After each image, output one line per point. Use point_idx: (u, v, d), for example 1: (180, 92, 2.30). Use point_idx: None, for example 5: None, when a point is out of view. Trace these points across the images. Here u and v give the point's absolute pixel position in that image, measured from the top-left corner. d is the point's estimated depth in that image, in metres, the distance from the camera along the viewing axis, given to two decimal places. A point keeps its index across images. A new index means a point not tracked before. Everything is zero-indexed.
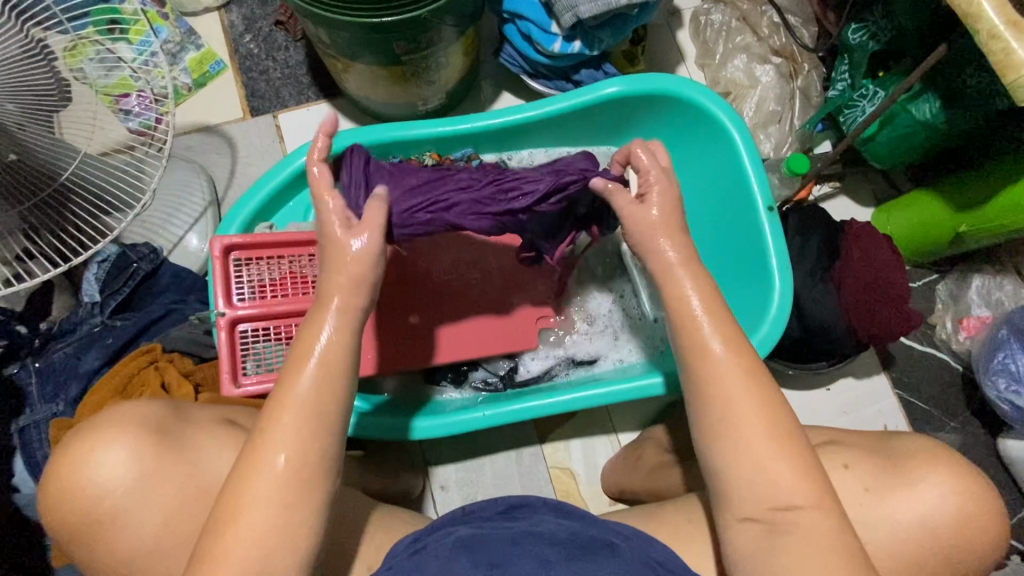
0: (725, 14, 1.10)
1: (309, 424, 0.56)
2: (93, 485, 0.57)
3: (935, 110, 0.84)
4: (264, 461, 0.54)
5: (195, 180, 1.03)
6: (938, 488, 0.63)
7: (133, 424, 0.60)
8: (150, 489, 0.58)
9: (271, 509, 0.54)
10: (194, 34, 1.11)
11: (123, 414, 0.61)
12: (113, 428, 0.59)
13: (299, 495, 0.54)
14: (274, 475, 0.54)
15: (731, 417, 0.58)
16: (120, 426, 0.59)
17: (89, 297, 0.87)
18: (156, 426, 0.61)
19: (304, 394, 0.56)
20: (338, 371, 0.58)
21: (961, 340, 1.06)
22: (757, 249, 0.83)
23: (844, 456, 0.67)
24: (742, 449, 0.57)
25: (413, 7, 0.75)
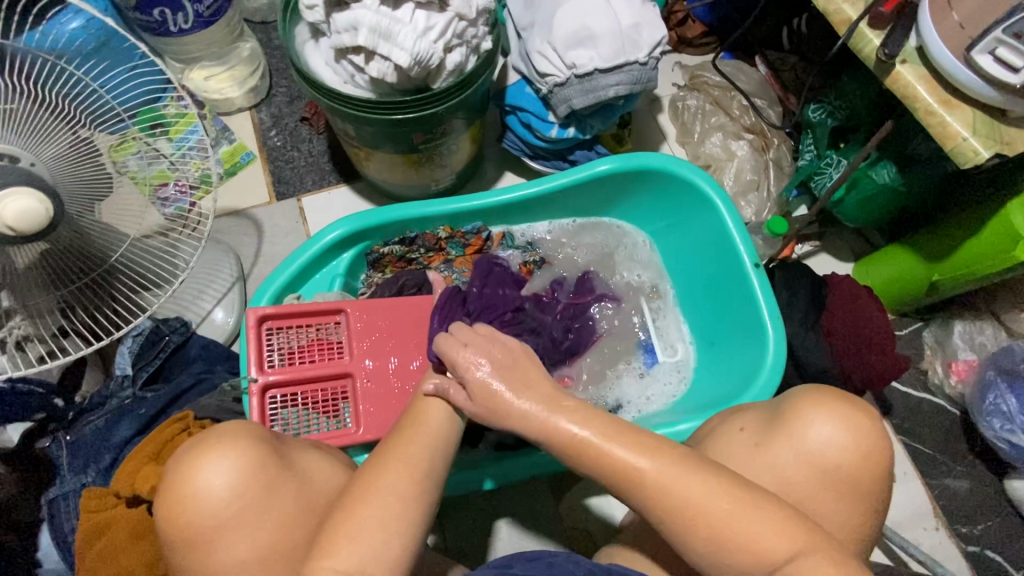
0: (699, 99, 1.25)
1: (428, 455, 0.63)
2: (203, 496, 0.58)
3: (892, 175, 0.95)
4: (389, 472, 0.60)
5: (225, 258, 1.11)
6: (819, 427, 0.66)
7: (249, 438, 0.62)
8: (260, 507, 0.59)
9: (391, 505, 0.58)
10: (228, 130, 1.24)
11: (237, 430, 0.63)
12: (226, 442, 0.60)
13: (407, 507, 0.59)
14: (397, 484, 0.60)
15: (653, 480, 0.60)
16: (233, 442, 0.61)
17: (120, 369, 0.91)
18: (268, 448, 0.62)
19: (431, 431, 0.66)
20: (451, 417, 0.68)
21: (953, 383, 1.11)
22: (750, 305, 0.91)
23: (741, 422, 0.73)
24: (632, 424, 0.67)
25: (427, 106, 0.85)
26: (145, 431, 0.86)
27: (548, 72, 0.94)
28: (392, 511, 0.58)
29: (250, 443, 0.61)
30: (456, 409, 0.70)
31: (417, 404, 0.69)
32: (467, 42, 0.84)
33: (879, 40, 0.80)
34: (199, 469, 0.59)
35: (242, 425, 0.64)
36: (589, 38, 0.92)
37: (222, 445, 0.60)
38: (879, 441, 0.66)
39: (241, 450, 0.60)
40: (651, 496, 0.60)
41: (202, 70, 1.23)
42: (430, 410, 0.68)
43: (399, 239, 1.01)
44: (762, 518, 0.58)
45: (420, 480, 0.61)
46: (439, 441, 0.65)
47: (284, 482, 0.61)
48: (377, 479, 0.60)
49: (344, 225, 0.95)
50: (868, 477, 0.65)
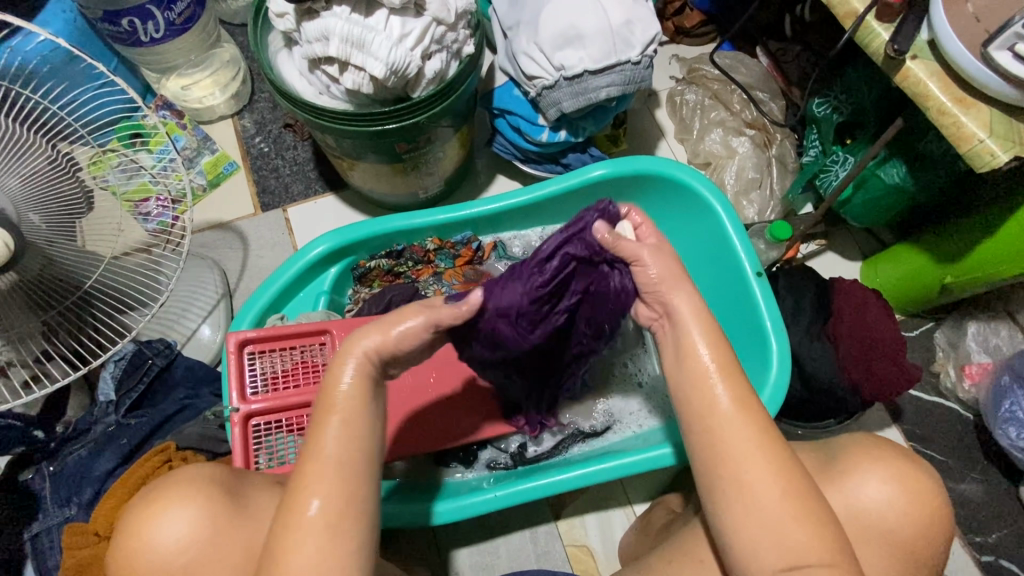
0: (698, 94, 1.19)
1: (344, 471, 0.56)
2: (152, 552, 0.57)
3: (902, 174, 0.90)
4: (302, 504, 0.55)
5: (209, 275, 1.08)
6: (880, 483, 0.64)
7: (194, 487, 0.60)
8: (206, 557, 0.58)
9: (314, 542, 0.54)
10: (210, 140, 1.19)
11: (191, 475, 0.61)
12: (165, 498, 0.59)
13: (337, 533, 0.54)
14: (314, 515, 0.54)
15: (741, 473, 0.58)
16: (170, 496, 0.59)
17: (104, 395, 0.89)
18: (216, 493, 0.60)
19: (335, 444, 0.57)
20: (367, 413, 0.59)
21: (966, 387, 1.07)
22: (753, 315, 0.87)
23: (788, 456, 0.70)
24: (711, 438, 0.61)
25: (410, 115, 0.81)
26: (129, 461, 0.84)
27: (536, 75, 0.89)
28: (328, 549, 0.54)
29: (197, 493, 0.59)
30: (370, 406, 0.59)
31: (321, 405, 0.59)
32: (446, 47, 0.79)
33: (889, 33, 0.74)
34: (150, 523, 0.58)
35: (195, 472, 0.62)
36: (577, 38, 0.87)
37: (162, 500, 0.59)
38: (936, 497, 0.64)
39: (180, 504, 0.58)
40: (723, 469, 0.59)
41: (180, 78, 1.19)
42: (335, 417, 0.58)
43: (385, 252, 0.97)
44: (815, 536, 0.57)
45: (342, 492, 0.56)
46: (350, 453, 0.57)
47: (229, 532, 0.59)
48: (297, 507, 0.55)
49: (327, 240, 0.92)
50: (922, 532, 0.64)
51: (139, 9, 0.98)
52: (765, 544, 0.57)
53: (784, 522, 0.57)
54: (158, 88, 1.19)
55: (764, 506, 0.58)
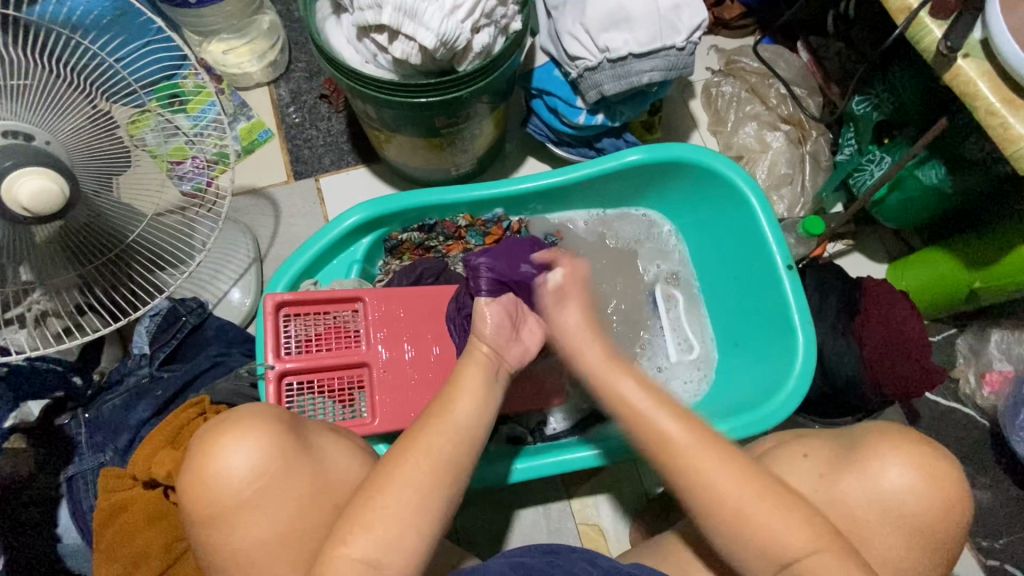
0: (735, 86, 1.19)
1: (455, 441, 0.62)
2: (223, 475, 0.58)
3: (941, 175, 0.89)
4: (414, 457, 0.59)
5: (242, 239, 1.10)
6: (897, 471, 0.64)
7: (269, 422, 0.62)
8: (276, 488, 0.59)
9: (409, 496, 0.57)
10: (247, 106, 1.21)
11: (256, 412, 0.62)
12: (238, 427, 0.60)
13: (431, 493, 0.58)
14: (419, 470, 0.59)
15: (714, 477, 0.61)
16: (245, 425, 0.60)
17: (139, 348, 0.92)
18: (285, 426, 0.62)
19: (456, 416, 0.63)
20: (479, 402, 0.65)
21: (985, 395, 1.07)
22: (781, 308, 0.87)
23: (807, 446, 0.70)
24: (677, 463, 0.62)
25: (452, 89, 0.81)
26: (162, 413, 0.86)
27: (578, 56, 0.89)
28: (412, 514, 0.57)
29: (270, 426, 0.61)
30: (489, 395, 0.66)
31: (449, 389, 0.66)
32: (495, 22, 0.80)
33: (941, 31, 0.74)
34: (221, 453, 0.59)
35: (264, 410, 0.64)
36: (625, 20, 0.87)
37: (234, 429, 0.60)
38: (958, 490, 0.64)
39: (255, 433, 0.60)
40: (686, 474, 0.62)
41: (221, 43, 1.20)
42: (461, 395, 0.64)
43: (418, 225, 0.98)
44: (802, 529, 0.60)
45: (446, 470, 0.60)
46: (471, 425, 0.63)
47: (300, 470, 0.61)
48: (401, 463, 0.59)
49: (364, 210, 0.93)
50: (941, 533, 0.64)
51: None
52: (755, 545, 0.60)
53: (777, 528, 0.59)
54: (199, 51, 1.20)
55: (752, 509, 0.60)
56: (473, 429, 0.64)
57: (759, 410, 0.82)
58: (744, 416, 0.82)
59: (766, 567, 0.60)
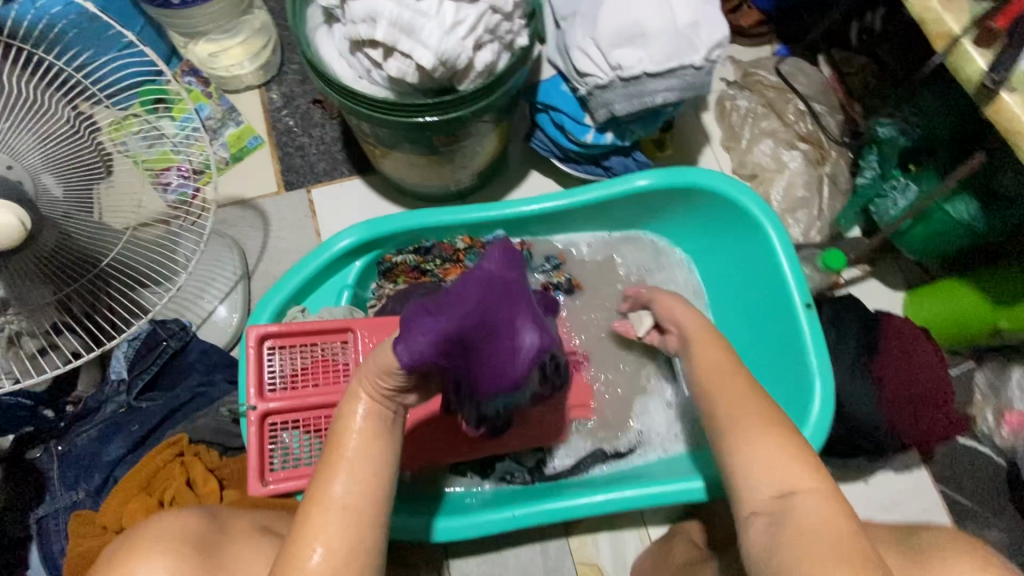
0: (751, 101, 1.12)
1: (353, 525, 0.51)
2: None
3: (973, 211, 0.84)
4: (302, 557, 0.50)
5: (228, 255, 1.04)
6: None
7: (174, 541, 0.55)
8: None
9: None
10: (235, 111, 1.15)
11: (155, 532, 0.55)
12: (137, 554, 0.54)
13: None
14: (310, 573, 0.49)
15: (730, 405, 0.62)
16: (144, 552, 0.54)
17: (116, 374, 0.86)
18: (192, 544, 0.55)
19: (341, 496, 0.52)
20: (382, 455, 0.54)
21: (1003, 434, 1.02)
22: (796, 348, 0.82)
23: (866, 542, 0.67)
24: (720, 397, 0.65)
25: (454, 108, 0.75)
26: (139, 449, 0.81)
27: (588, 72, 0.83)
28: None
29: (174, 544, 0.55)
30: (388, 445, 0.55)
31: (329, 459, 0.54)
32: (499, 38, 0.73)
33: (985, 61, 0.68)
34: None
35: (173, 520, 0.58)
36: (640, 36, 0.80)
37: (134, 557, 0.53)
38: None
39: (156, 559, 0.53)
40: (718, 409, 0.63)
41: (209, 43, 1.14)
42: (340, 467, 0.53)
43: (413, 248, 0.93)
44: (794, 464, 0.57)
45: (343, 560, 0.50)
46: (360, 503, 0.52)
47: None
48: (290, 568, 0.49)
49: (356, 232, 0.87)
50: None
51: None
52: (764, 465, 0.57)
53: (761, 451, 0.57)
54: (184, 52, 1.13)
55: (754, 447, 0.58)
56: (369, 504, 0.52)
57: None
58: None
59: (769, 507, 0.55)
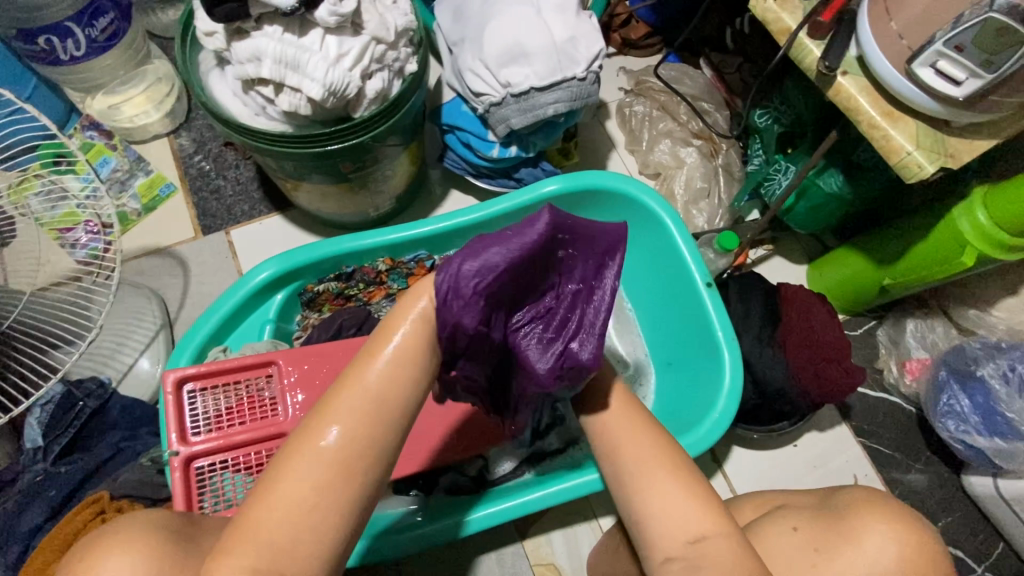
0: (646, 105, 1.21)
1: (362, 420, 0.50)
2: None
3: (840, 183, 0.93)
4: (312, 443, 0.50)
5: (147, 305, 1.02)
6: (883, 539, 0.62)
7: (144, 532, 0.52)
8: None
9: (306, 484, 0.49)
10: (144, 160, 1.13)
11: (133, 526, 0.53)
12: (119, 541, 0.51)
13: (337, 482, 0.50)
14: (316, 457, 0.50)
15: (631, 451, 0.61)
16: (127, 538, 0.51)
17: (30, 443, 0.83)
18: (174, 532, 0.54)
19: (367, 387, 0.51)
20: (411, 370, 0.52)
21: (908, 383, 1.11)
22: (705, 324, 0.88)
23: (792, 519, 0.68)
24: (629, 457, 0.61)
25: (355, 134, 0.78)
26: (59, 515, 0.78)
27: (482, 92, 0.88)
28: (313, 499, 0.49)
29: (147, 539, 0.52)
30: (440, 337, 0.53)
31: (388, 324, 0.53)
32: (388, 66, 0.78)
33: (820, 50, 0.77)
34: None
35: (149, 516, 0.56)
36: (523, 54, 0.86)
37: (113, 542, 0.51)
38: (934, 554, 0.62)
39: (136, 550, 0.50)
40: (612, 443, 0.63)
41: (108, 96, 1.13)
42: (390, 340, 0.52)
43: (335, 275, 0.94)
44: (699, 511, 0.58)
45: (344, 451, 0.50)
46: (381, 404, 0.51)
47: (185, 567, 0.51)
48: (291, 456, 0.50)
49: (272, 266, 0.88)
50: None
51: (56, 26, 0.95)
52: (662, 520, 0.58)
53: (669, 505, 0.58)
54: (84, 107, 1.13)
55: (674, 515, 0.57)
56: (375, 412, 0.51)
57: (690, 436, 0.81)
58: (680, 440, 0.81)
59: (676, 542, 0.57)
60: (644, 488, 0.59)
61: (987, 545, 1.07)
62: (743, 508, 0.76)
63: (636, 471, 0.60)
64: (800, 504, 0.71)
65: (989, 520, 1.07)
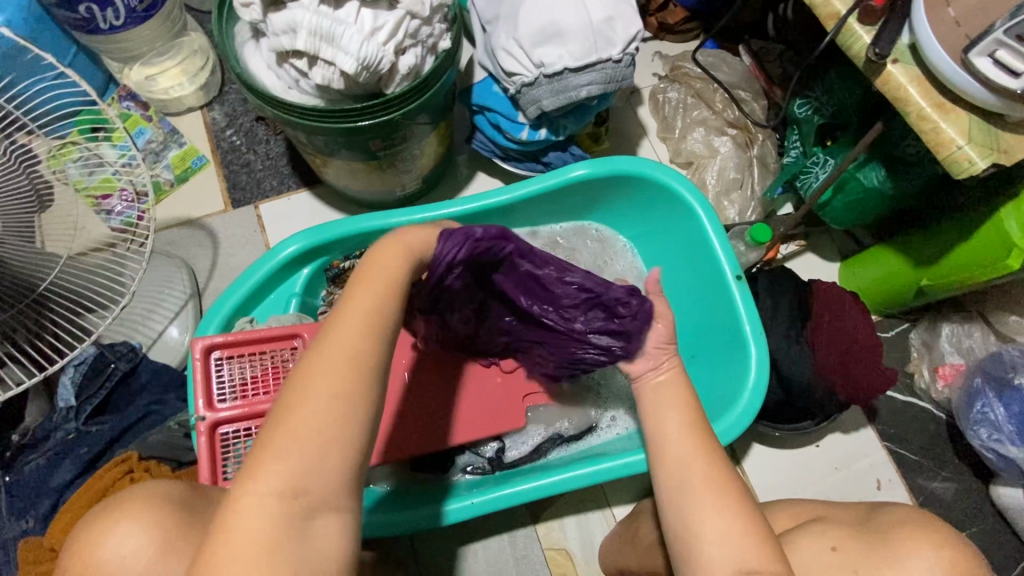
0: (680, 92, 1.18)
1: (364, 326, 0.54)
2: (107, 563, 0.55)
3: (881, 177, 0.90)
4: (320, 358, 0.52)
5: (177, 274, 1.04)
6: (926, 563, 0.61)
7: (152, 500, 0.58)
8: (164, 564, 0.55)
9: (324, 399, 0.51)
10: (177, 132, 1.15)
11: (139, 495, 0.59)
12: (129, 508, 0.57)
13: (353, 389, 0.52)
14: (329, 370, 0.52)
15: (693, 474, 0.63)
16: (137, 506, 0.58)
17: (63, 401, 0.85)
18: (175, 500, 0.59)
19: (366, 302, 0.56)
20: (400, 291, 0.58)
21: (940, 388, 1.08)
22: (732, 316, 0.86)
23: (831, 536, 0.67)
24: (692, 478, 0.63)
25: (386, 111, 0.78)
26: (89, 472, 0.81)
27: (514, 71, 0.87)
28: (327, 405, 0.50)
29: (153, 506, 0.58)
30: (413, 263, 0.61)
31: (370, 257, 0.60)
32: (421, 42, 0.77)
33: (870, 37, 0.74)
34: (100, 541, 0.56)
35: (158, 487, 0.60)
36: (558, 34, 0.84)
37: (125, 511, 0.57)
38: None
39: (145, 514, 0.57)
40: (675, 463, 0.64)
41: (146, 67, 1.15)
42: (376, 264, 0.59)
43: (360, 252, 0.94)
44: (748, 539, 0.58)
45: (355, 357, 0.53)
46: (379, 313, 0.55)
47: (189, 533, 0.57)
48: (302, 377, 0.52)
49: (299, 240, 0.89)
50: None
51: None
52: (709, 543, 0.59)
53: (731, 533, 0.59)
54: (121, 78, 1.15)
55: (733, 544, 0.59)
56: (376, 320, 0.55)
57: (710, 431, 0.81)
58: None
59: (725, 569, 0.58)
60: (700, 512, 0.61)
61: (1013, 559, 1.04)
62: (777, 515, 0.75)
63: (693, 493, 0.62)
64: (840, 520, 0.69)
65: (1017, 534, 1.03)
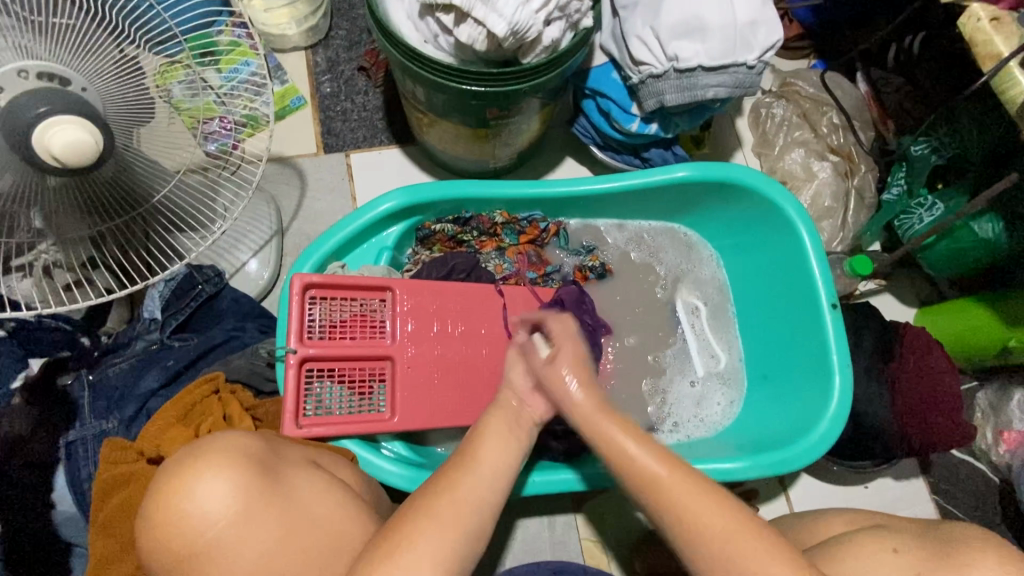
0: (786, 110, 1.15)
1: (468, 513, 0.61)
2: (193, 516, 0.55)
3: (998, 230, 0.89)
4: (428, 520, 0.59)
5: (265, 209, 1.05)
6: None
7: (239, 458, 0.59)
8: (248, 523, 0.56)
9: (432, 545, 0.57)
10: (280, 70, 1.16)
11: (225, 447, 0.60)
12: (219, 461, 0.58)
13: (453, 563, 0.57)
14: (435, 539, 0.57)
15: (707, 521, 0.59)
16: (225, 459, 0.58)
17: (149, 313, 0.87)
18: (257, 462, 0.60)
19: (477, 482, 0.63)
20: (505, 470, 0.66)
21: (1001, 452, 1.06)
22: (820, 344, 0.85)
23: (892, 540, 0.68)
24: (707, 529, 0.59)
25: (515, 80, 0.77)
26: (171, 385, 0.83)
27: (644, 61, 0.86)
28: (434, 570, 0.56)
29: (240, 461, 0.59)
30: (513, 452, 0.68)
31: (473, 445, 0.67)
32: (567, 16, 0.76)
33: None
34: (184, 491, 0.56)
35: (237, 442, 0.61)
36: (699, 29, 0.83)
37: (208, 465, 0.57)
38: None
39: (232, 470, 0.58)
40: (677, 509, 0.60)
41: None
42: (486, 444, 0.67)
43: (452, 217, 0.94)
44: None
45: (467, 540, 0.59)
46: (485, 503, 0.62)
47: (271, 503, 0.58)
48: (411, 531, 0.58)
49: (399, 196, 0.89)
50: None
51: None
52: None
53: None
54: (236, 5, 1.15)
55: None
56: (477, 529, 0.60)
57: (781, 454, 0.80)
58: (770, 454, 0.80)
59: None
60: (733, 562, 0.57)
61: None
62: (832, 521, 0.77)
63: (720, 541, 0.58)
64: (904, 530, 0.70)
65: None
